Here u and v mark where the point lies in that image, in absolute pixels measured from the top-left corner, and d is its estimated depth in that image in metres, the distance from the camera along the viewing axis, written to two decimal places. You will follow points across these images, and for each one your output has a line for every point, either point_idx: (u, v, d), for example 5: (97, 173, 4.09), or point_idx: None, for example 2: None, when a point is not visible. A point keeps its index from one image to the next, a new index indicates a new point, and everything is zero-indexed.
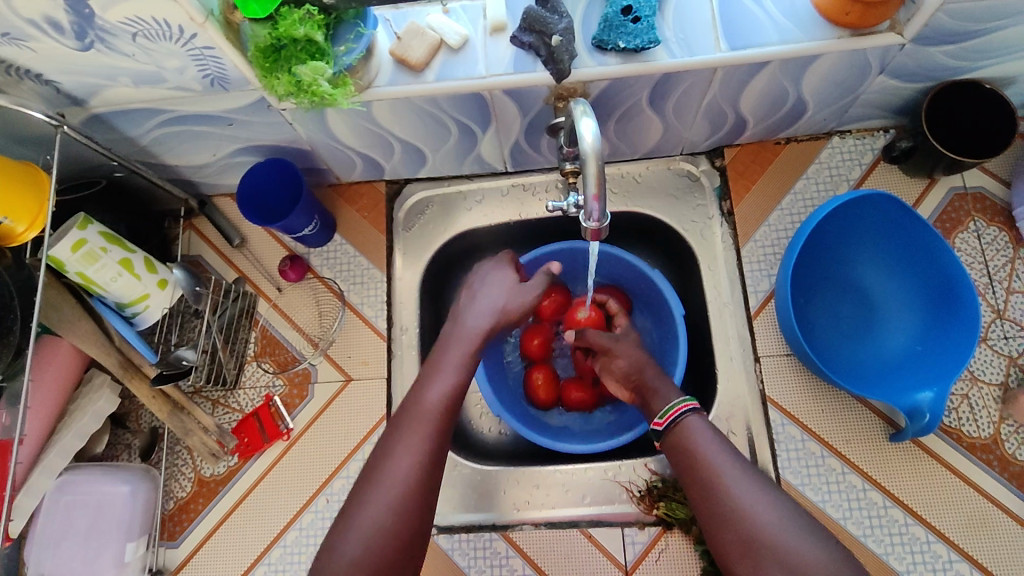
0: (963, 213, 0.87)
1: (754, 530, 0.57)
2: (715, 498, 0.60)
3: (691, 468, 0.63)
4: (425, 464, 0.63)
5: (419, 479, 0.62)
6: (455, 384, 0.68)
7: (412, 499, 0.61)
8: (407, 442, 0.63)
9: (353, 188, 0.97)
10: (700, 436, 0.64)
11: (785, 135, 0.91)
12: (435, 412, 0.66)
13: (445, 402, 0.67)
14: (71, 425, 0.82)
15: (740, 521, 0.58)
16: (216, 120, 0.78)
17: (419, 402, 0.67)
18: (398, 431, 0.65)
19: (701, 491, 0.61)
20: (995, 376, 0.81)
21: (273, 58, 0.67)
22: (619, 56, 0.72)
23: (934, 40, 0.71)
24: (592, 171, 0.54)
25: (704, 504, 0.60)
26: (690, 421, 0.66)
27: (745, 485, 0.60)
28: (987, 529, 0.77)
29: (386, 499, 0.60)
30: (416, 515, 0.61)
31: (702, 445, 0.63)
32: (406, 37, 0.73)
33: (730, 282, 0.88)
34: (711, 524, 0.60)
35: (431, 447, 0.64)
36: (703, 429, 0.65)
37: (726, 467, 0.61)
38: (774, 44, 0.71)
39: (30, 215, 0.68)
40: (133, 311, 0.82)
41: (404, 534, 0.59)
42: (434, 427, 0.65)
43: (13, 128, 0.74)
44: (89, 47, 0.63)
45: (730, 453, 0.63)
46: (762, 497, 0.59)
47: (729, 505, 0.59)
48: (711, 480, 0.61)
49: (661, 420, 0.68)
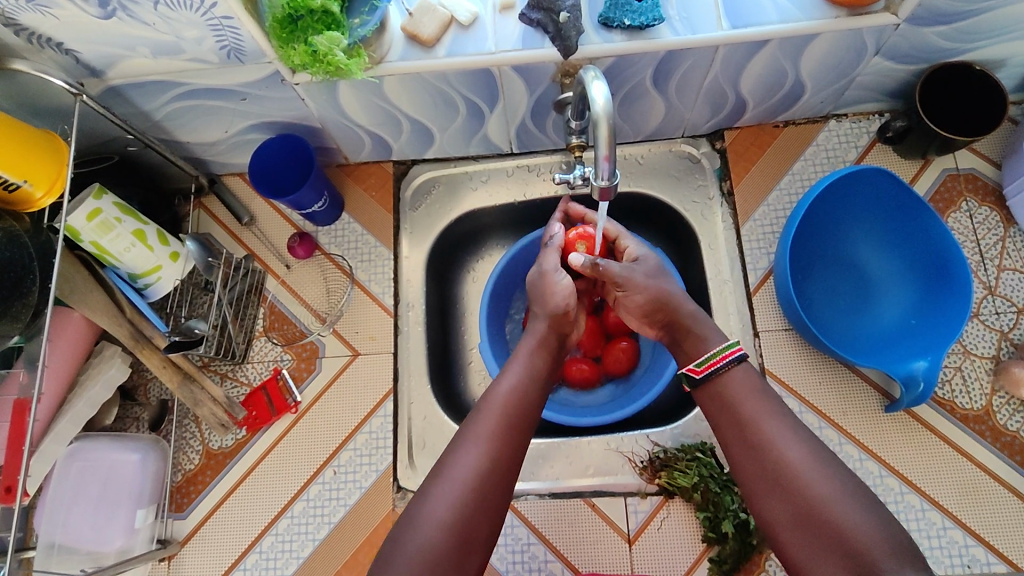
0: (955, 193, 0.89)
1: (804, 495, 0.57)
2: (765, 463, 0.60)
3: (739, 430, 0.64)
4: (492, 468, 0.62)
5: (488, 475, 0.61)
6: (522, 387, 0.69)
7: (478, 495, 0.60)
8: (477, 435, 0.64)
9: (361, 168, 0.99)
10: (744, 396, 0.65)
11: (783, 118, 0.93)
12: (504, 413, 0.66)
13: (515, 404, 0.67)
14: (83, 393, 0.83)
15: (790, 486, 0.58)
16: (230, 95, 0.80)
17: (489, 408, 0.66)
18: (466, 430, 0.65)
19: (748, 453, 0.62)
20: (986, 349, 0.84)
21: (290, 29, 0.70)
22: (623, 34, 0.75)
23: (927, 20, 0.74)
24: (603, 133, 0.57)
25: (751, 468, 0.61)
26: (730, 373, 0.67)
27: (796, 450, 0.60)
28: (980, 498, 0.79)
29: (450, 495, 0.60)
30: (481, 515, 0.60)
31: (751, 408, 0.64)
32: (418, 14, 0.76)
33: (729, 259, 0.91)
34: (758, 488, 0.60)
35: (498, 451, 0.63)
36: (748, 388, 0.66)
37: (774, 432, 0.62)
38: (774, 23, 0.73)
39: (48, 182, 0.69)
40: (145, 283, 0.83)
41: (465, 532, 0.59)
42: (503, 427, 0.65)
43: (31, 99, 0.75)
44: (110, 15, 0.64)
45: (778, 416, 0.63)
46: (811, 462, 0.59)
47: (779, 470, 0.59)
48: (760, 445, 0.62)
49: (697, 368, 0.68)
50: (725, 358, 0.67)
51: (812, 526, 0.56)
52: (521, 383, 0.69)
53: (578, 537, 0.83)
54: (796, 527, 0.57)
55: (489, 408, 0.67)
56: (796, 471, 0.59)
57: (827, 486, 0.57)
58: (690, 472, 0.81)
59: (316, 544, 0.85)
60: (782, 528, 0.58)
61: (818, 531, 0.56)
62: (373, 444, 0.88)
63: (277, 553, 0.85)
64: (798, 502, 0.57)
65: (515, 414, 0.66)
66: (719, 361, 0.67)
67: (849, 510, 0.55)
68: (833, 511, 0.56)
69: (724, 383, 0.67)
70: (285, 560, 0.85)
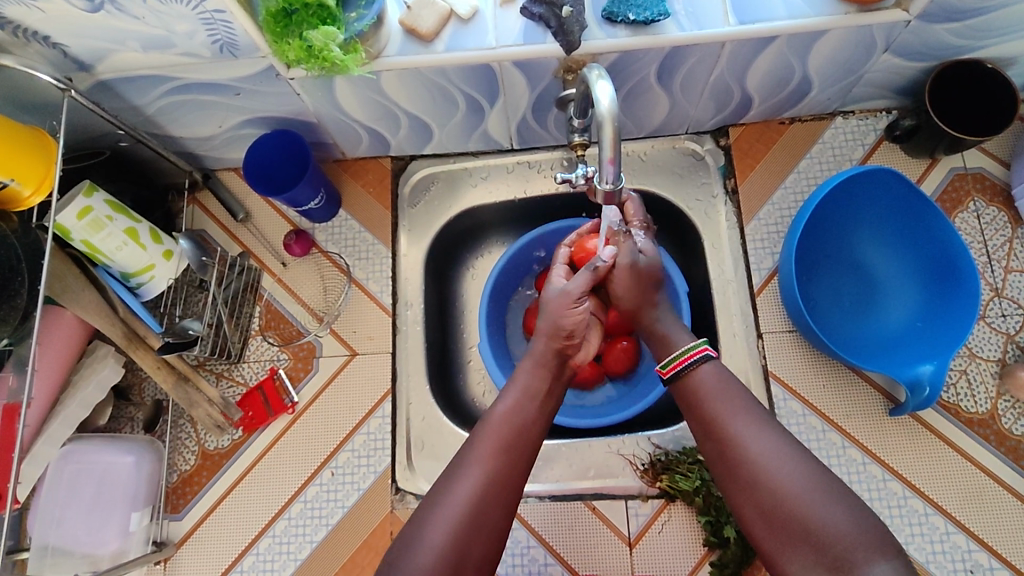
0: (963, 192, 0.88)
1: (770, 490, 0.57)
2: (733, 461, 0.60)
3: (707, 429, 0.63)
4: (489, 492, 0.60)
5: (484, 500, 0.60)
6: (522, 407, 0.67)
7: (473, 519, 0.59)
8: (475, 457, 0.62)
9: (358, 164, 0.97)
10: (711, 393, 0.64)
11: (790, 115, 0.91)
12: (503, 435, 0.64)
13: (515, 425, 0.65)
14: (75, 394, 0.82)
15: (757, 482, 0.58)
16: (224, 90, 0.78)
17: (488, 429, 0.64)
18: (465, 451, 0.63)
19: (718, 452, 0.62)
20: (992, 352, 0.83)
21: (284, 23, 0.68)
22: (628, 29, 0.73)
23: (939, 17, 0.72)
24: (609, 135, 0.56)
25: (721, 466, 0.61)
26: (697, 374, 0.66)
27: (761, 445, 0.59)
28: (984, 502, 0.78)
29: (444, 522, 0.58)
30: (478, 540, 0.59)
31: (715, 405, 0.63)
32: (416, 7, 0.74)
33: (733, 259, 0.89)
34: (729, 486, 0.60)
35: (495, 474, 0.61)
36: (715, 384, 0.65)
37: (739, 429, 0.61)
38: (783, 19, 0.71)
39: (37, 180, 0.68)
40: (138, 282, 0.81)
41: (461, 556, 0.57)
42: (502, 449, 0.63)
43: (17, 94, 0.73)
44: (98, 8, 0.62)
45: (744, 412, 0.62)
46: (777, 457, 0.58)
47: (747, 467, 0.59)
48: (726, 442, 0.61)
49: (665, 369, 0.67)
50: (689, 358, 0.66)
51: (780, 521, 0.55)
52: (522, 403, 0.67)
53: (578, 540, 0.83)
54: (766, 521, 0.56)
55: (489, 428, 0.65)
56: (760, 467, 0.58)
57: (795, 480, 0.56)
58: (692, 475, 0.81)
59: (314, 546, 0.84)
60: (755, 524, 0.57)
61: (787, 526, 0.55)
62: (371, 445, 0.87)
63: (275, 555, 0.84)
64: (766, 499, 0.57)
65: (515, 435, 0.64)
66: (682, 362, 0.66)
67: (815, 503, 0.55)
68: (799, 505, 0.55)
69: (692, 383, 0.66)
70: (283, 562, 0.84)
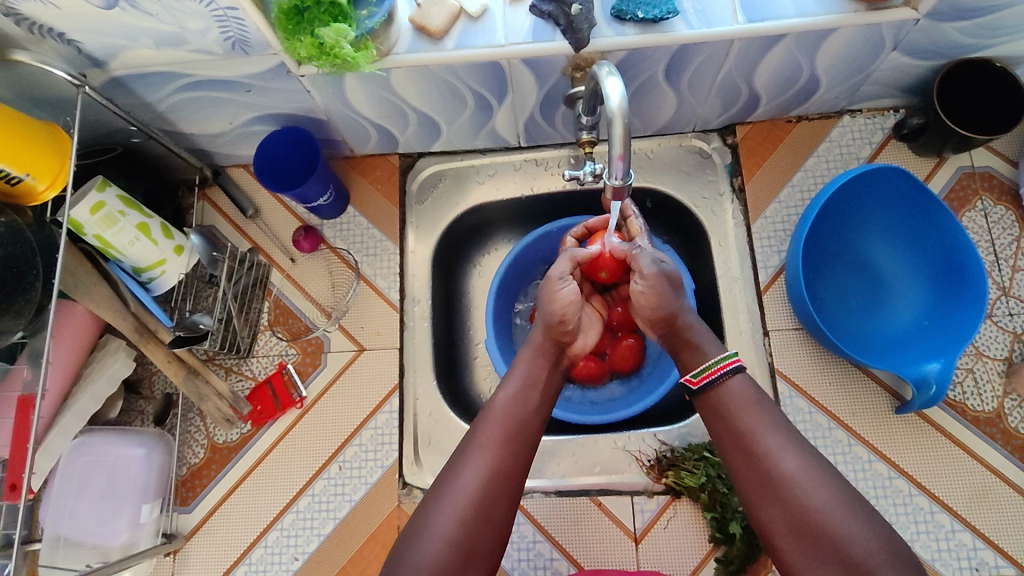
0: (971, 191, 0.88)
1: (803, 507, 0.57)
2: (763, 475, 0.59)
3: (735, 439, 0.62)
4: (493, 480, 0.61)
5: (489, 488, 0.61)
6: (524, 397, 0.67)
7: (479, 508, 0.60)
8: (480, 447, 0.63)
9: (367, 161, 0.98)
10: (740, 407, 0.63)
11: (797, 113, 0.91)
12: (506, 424, 0.64)
13: (517, 411, 0.65)
14: (87, 387, 0.83)
15: (787, 497, 0.58)
16: (235, 86, 0.78)
17: (493, 414, 0.65)
18: (470, 439, 0.64)
19: (743, 463, 0.61)
20: (999, 351, 0.83)
21: (296, 20, 0.68)
22: (637, 27, 0.73)
23: (948, 15, 0.72)
24: (618, 131, 0.56)
25: (747, 478, 0.61)
26: (726, 386, 0.65)
27: (793, 460, 0.59)
28: (990, 501, 0.79)
29: (450, 510, 0.59)
30: (486, 527, 0.60)
31: (747, 418, 0.62)
32: (426, 4, 0.74)
33: (740, 257, 0.90)
34: (754, 498, 0.60)
35: (500, 462, 0.62)
36: (745, 398, 0.64)
37: (773, 444, 0.60)
38: (792, 18, 0.71)
39: (51, 175, 0.68)
40: (149, 276, 0.82)
41: (469, 545, 0.59)
42: (507, 439, 0.63)
43: (33, 90, 0.74)
44: (113, 5, 0.63)
45: (774, 427, 0.62)
46: (808, 473, 0.58)
47: (776, 480, 0.59)
48: (756, 455, 0.61)
49: (695, 378, 0.66)
50: (722, 368, 0.65)
51: (810, 537, 0.56)
52: (525, 388, 0.68)
53: (584, 536, 0.83)
54: (794, 536, 0.57)
55: (493, 417, 0.65)
56: (795, 484, 0.58)
57: (826, 498, 0.57)
58: (697, 471, 0.81)
59: (322, 539, 0.85)
60: (781, 538, 0.58)
61: (817, 543, 0.56)
62: (378, 440, 0.88)
63: (282, 548, 0.85)
64: (795, 513, 0.57)
65: (517, 425, 0.65)
66: (717, 371, 0.65)
67: (848, 524, 0.56)
68: (833, 525, 0.56)
69: (721, 395, 0.65)
70: (291, 554, 0.85)
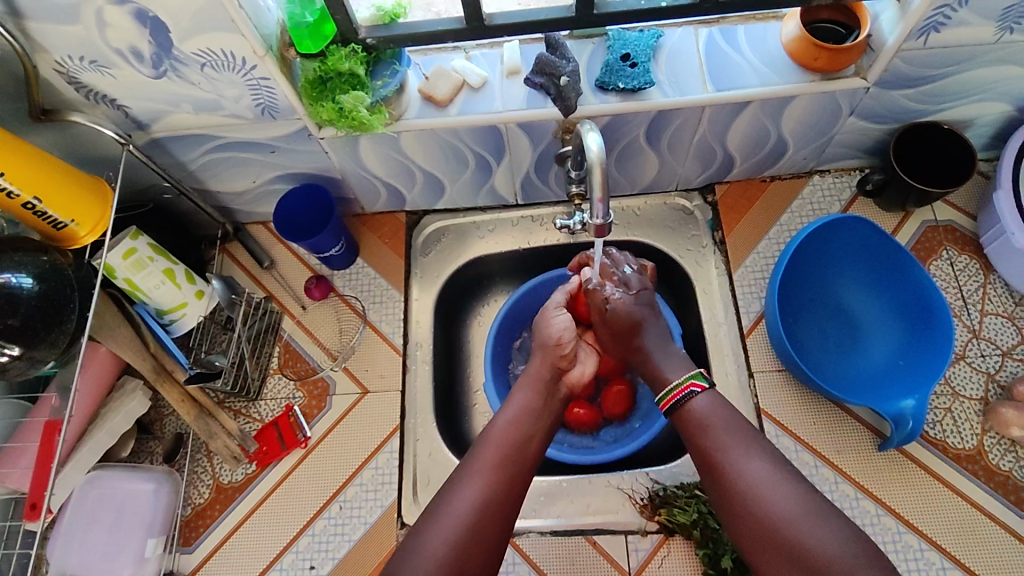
0: (935, 243, 0.95)
1: (769, 517, 0.60)
2: (730, 489, 0.63)
3: (703, 453, 0.66)
4: (486, 501, 0.66)
5: (483, 508, 0.65)
6: (516, 423, 0.73)
7: (471, 528, 0.64)
8: (473, 472, 0.67)
9: (376, 218, 1.06)
10: (706, 421, 0.68)
11: (770, 173, 1.00)
12: (498, 449, 0.70)
13: (511, 437, 0.71)
14: (103, 424, 0.87)
15: (750, 505, 0.61)
16: (261, 148, 0.88)
17: (486, 440, 0.71)
18: (465, 464, 0.69)
19: (715, 477, 0.65)
20: (975, 391, 0.87)
21: (319, 89, 0.79)
22: (619, 95, 0.83)
23: (894, 84, 0.81)
24: (598, 178, 0.64)
25: (715, 487, 0.65)
26: (691, 403, 0.69)
27: (756, 471, 0.63)
28: (978, 538, 0.80)
29: (444, 530, 0.63)
30: (478, 546, 0.63)
31: (710, 431, 0.67)
32: (433, 77, 0.84)
33: (724, 303, 0.95)
34: (725, 505, 0.64)
35: (491, 484, 0.67)
36: (710, 413, 0.68)
37: (736, 455, 0.64)
38: (755, 87, 0.81)
39: (92, 224, 0.77)
40: (171, 318, 0.88)
41: (461, 567, 0.62)
42: (494, 470, 0.68)
43: (82, 149, 0.84)
44: (161, 74, 0.73)
45: (739, 437, 0.66)
46: (771, 482, 0.62)
47: (742, 490, 0.62)
48: (722, 467, 0.64)
49: (662, 403, 0.72)
50: (684, 389, 0.70)
51: (776, 544, 0.59)
52: (514, 414, 0.74)
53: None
54: (762, 543, 0.60)
55: (486, 445, 0.70)
56: (757, 492, 0.61)
57: (787, 504, 0.60)
58: (689, 508, 0.83)
59: None
60: (749, 543, 0.61)
61: (780, 547, 0.58)
62: (379, 479, 0.91)
63: None
64: (763, 522, 0.60)
65: (510, 451, 0.70)
66: (678, 393, 0.71)
67: (810, 527, 0.58)
68: (799, 532, 0.58)
69: (687, 410, 0.70)
70: None
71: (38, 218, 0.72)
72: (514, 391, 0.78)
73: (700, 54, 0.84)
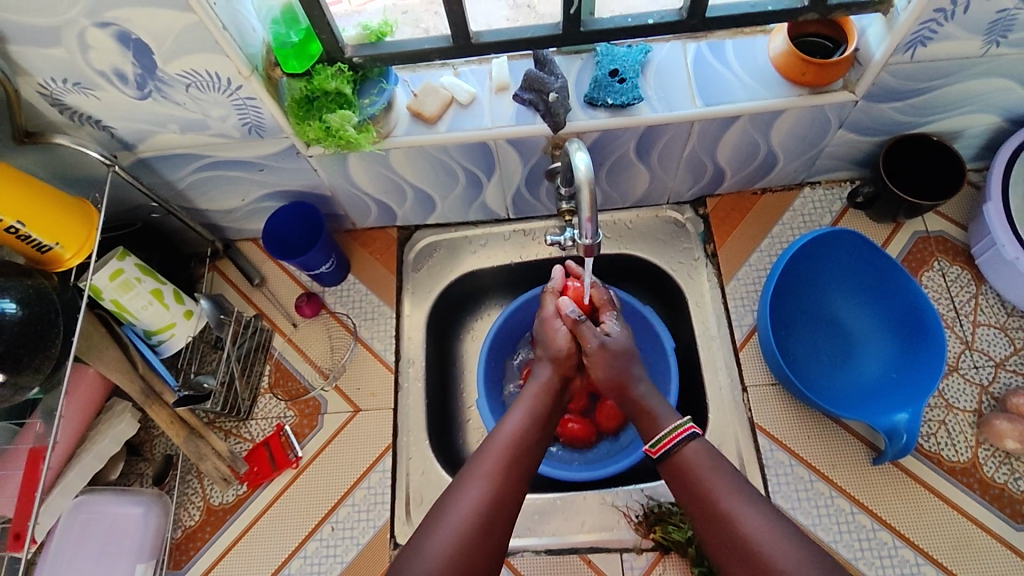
0: (927, 254, 0.95)
1: (769, 568, 0.59)
2: (728, 538, 0.62)
3: (700, 504, 0.66)
4: (493, 500, 0.66)
5: (489, 508, 0.65)
6: (525, 427, 0.74)
7: (477, 528, 0.63)
8: (478, 474, 0.68)
9: (367, 233, 1.06)
10: (701, 471, 0.67)
11: (761, 186, 1.00)
12: (506, 451, 0.70)
13: (520, 441, 0.72)
14: (91, 447, 0.86)
15: (750, 558, 0.60)
16: (249, 166, 0.87)
17: (493, 442, 0.71)
18: (472, 465, 0.69)
19: (713, 528, 0.64)
20: (969, 403, 0.86)
21: (306, 108, 0.78)
22: (608, 111, 0.82)
23: (883, 97, 0.81)
24: (586, 197, 0.64)
25: (715, 539, 0.64)
26: (684, 451, 0.69)
27: (754, 520, 0.62)
28: (974, 552, 0.80)
29: (450, 528, 0.63)
30: (481, 549, 0.63)
31: (706, 481, 0.66)
32: (422, 94, 0.84)
33: (716, 316, 0.95)
34: (725, 560, 0.63)
35: (499, 484, 0.67)
36: (705, 461, 0.68)
37: (733, 504, 0.64)
38: (744, 101, 0.81)
39: (78, 246, 0.76)
40: (158, 339, 0.88)
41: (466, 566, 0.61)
42: (501, 471, 0.68)
43: (68, 171, 0.83)
44: (146, 96, 0.73)
45: (734, 489, 0.65)
46: (770, 532, 0.61)
47: (741, 542, 0.61)
48: (719, 518, 0.64)
49: (654, 448, 0.71)
50: (677, 436, 0.70)
51: None
52: (523, 418, 0.75)
53: None
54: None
55: (494, 447, 0.71)
56: (756, 543, 0.60)
57: (788, 555, 0.59)
58: (684, 526, 0.83)
59: None
60: None
61: None
62: (372, 499, 0.90)
63: None
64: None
65: (518, 453, 0.70)
66: (671, 440, 0.70)
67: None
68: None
69: (681, 460, 0.69)
70: None
71: (23, 241, 0.71)
72: (522, 397, 0.79)
73: (689, 69, 0.84)
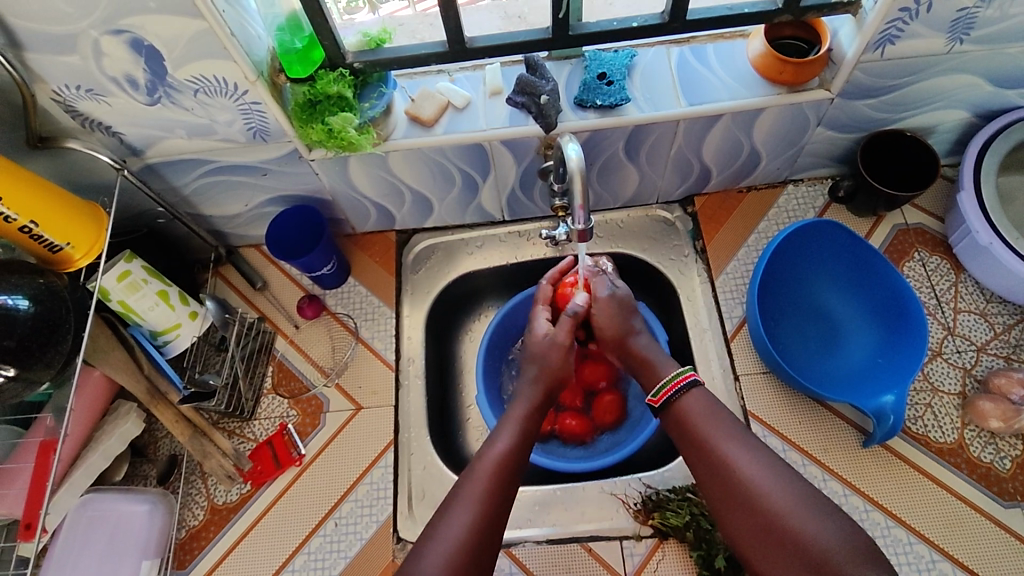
0: (907, 245, 0.98)
1: (763, 505, 0.61)
2: (723, 478, 0.65)
3: (698, 450, 0.68)
4: (480, 525, 0.65)
5: (477, 532, 0.64)
6: (512, 448, 0.73)
7: (467, 553, 0.63)
8: (464, 500, 0.67)
9: (367, 237, 1.09)
10: (701, 417, 0.70)
11: (746, 184, 1.04)
12: (494, 473, 0.69)
13: (507, 461, 0.71)
14: (98, 445, 0.87)
15: (746, 496, 0.63)
16: (252, 171, 0.90)
17: (479, 465, 0.70)
18: (459, 489, 0.68)
19: (710, 470, 0.67)
20: (953, 386, 0.89)
21: (309, 112, 0.81)
22: (597, 112, 0.86)
23: (857, 94, 0.86)
24: (578, 187, 0.67)
25: (711, 481, 0.66)
26: (684, 400, 0.72)
27: (749, 464, 0.65)
28: (964, 529, 0.82)
29: (439, 556, 0.62)
30: (471, 573, 0.62)
31: (705, 427, 0.69)
32: (419, 99, 0.88)
33: (707, 309, 0.98)
34: (719, 500, 0.65)
35: (486, 509, 0.66)
36: (704, 408, 0.71)
37: (730, 448, 0.66)
38: (725, 100, 0.85)
39: (89, 247, 0.79)
40: (164, 340, 0.90)
41: None
42: (489, 493, 0.67)
43: (78, 176, 0.86)
44: (156, 101, 0.76)
45: (731, 435, 0.68)
46: (763, 472, 0.64)
47: (736, 483, 0.64)
48: (716, 460, 0.66)
49: (656, 397, 0.74)
50: (679, 385, 0.73)
51: (768, 533, 0.60)
52: (508, 437, 0.74)
53: None
54: (755, 535, 0.61)
55: (480, 469, 0.70)
56: (751, 484, 0.63)
57: (782, 496, 0.61)
58: (682, 511, 0.84)
59: None
60: (742, 534, 0.62)
61: (776, 539, 0.59)
62: (374, 495, 0.91)
63: None
64: (756, 516, 0.61)
65: (506, 474, 0.70)
66: (674, 388, 0.73)
67: (803, 518, 0.59)
68: (791, 523, 0.59)
69: (681, 407, 0.72)
70: None
71: (35, 241, 0.74)
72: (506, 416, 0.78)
73: (673, 72, 0.88)
